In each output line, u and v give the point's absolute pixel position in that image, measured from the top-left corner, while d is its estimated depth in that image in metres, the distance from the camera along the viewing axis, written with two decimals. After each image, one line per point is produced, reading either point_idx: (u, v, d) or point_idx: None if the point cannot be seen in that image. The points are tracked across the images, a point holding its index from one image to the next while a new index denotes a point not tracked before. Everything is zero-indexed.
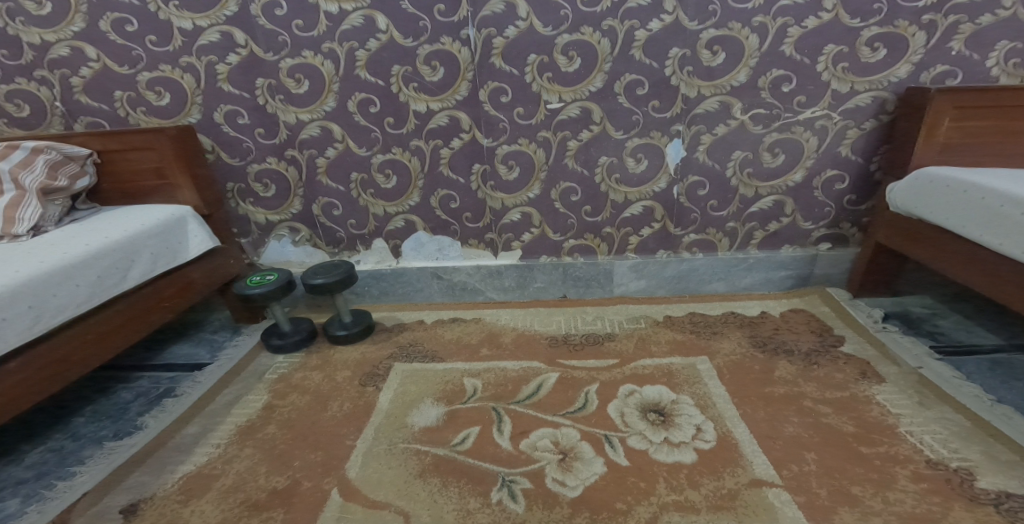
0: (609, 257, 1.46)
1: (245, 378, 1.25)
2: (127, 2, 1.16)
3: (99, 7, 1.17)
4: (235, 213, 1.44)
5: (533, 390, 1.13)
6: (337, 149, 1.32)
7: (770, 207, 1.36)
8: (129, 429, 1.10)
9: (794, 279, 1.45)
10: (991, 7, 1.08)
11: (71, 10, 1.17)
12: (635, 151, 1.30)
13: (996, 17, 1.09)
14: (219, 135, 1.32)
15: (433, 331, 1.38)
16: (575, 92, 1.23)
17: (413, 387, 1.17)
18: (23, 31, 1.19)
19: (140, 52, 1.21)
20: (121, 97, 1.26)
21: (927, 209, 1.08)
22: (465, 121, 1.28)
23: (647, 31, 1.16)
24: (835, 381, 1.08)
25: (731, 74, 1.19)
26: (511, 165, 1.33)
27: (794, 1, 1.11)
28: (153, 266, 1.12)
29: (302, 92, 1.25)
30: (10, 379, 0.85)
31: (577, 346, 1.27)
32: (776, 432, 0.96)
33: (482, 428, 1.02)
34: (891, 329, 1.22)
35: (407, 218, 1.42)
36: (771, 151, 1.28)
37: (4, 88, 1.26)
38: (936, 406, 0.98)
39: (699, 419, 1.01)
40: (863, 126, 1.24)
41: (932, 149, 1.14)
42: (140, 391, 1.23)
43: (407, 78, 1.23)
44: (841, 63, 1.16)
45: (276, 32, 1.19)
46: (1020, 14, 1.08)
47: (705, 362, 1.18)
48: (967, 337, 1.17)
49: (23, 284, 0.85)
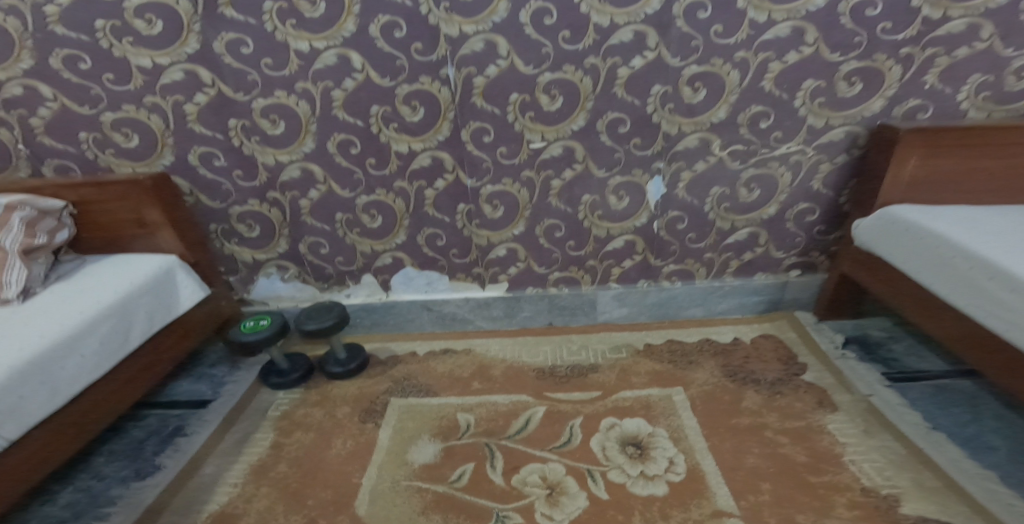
0: (593, 287, 1.49)
1: (250, 416, 1.31)
2: (76, 38, 1.11)
3: (47, 43, 1.11)
4: (221, 253, 1.43)
5: (523, 424, 1.21)
6: (319, 190, 1.31)
7: (745, 239, 1.41)
8: (149, 468, 1.17)
9: (766, 303, 1.52)
10: (969, 40, 1.13)
11: (17, 47, 1.11)
12: (618, 188, 1.31)
13: (973, 50, 1.15)
14: (196, 177, 1.30)
15: (426, 364, 1.43)
16: (558, 131, 1.23)
17: (410, 423, 1.24)
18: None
19: (99, 91, 1.18)
20: (86, 138, 1.24)
21: (889, 251, 1.16)
22: (448, 162, 1.27)
23: (629, 68, 1.16)
24: (795, 411, 1.19)
25: (711, 111, 1.21)
26: (495, 204, 1.33)
27: (775, 36, 1.12)
28: (149, 324, 1.13)
29: (278, 133, 1.24)
30: (34, 449, 0.90)
31: (563, 379, 1.34)
32: (739, 464, 1.08)
33: (476, 464, 1.12)
34: (849, 356, 1.32)
35: (395, 255, 1.43)
36: (748, 186, 1.32)
37: None
38: (879, 434, 1.11)
39: (672, 451, 1.12)
40: (836, 161, 1.28)
41: (897, 187, 1.20)
42: (151, 429, 1.29)
43: (387, 118, 1.22)
44: (818, 98, 1.20)
45: (244, 71, 1.16)
46: (995, 47, 1.14)
47: (680, 393, 1.27)
48: (919, 362, 1.29)
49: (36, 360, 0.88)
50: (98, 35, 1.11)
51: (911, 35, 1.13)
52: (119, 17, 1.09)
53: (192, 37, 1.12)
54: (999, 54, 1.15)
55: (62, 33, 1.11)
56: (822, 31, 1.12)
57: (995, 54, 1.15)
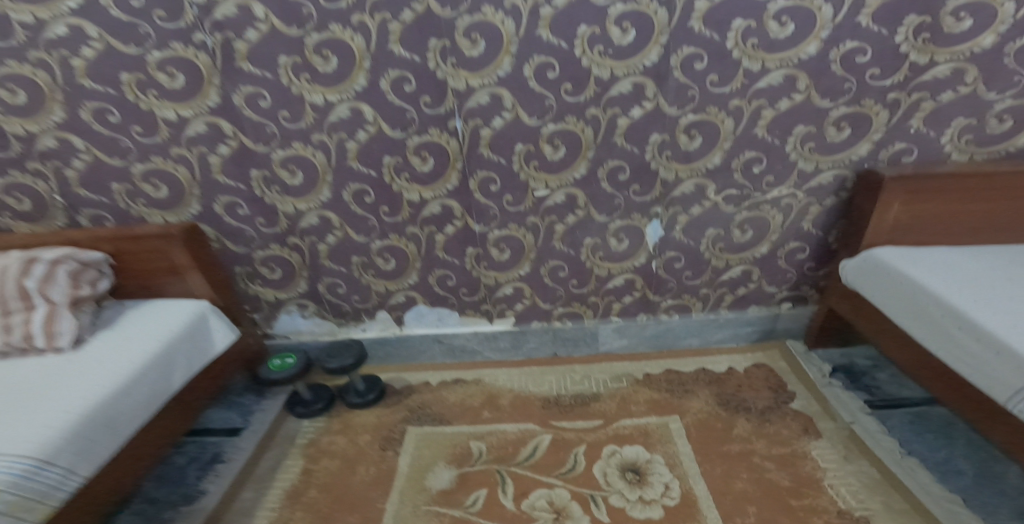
0: (595, 320, 1.59)
1: (279, 443, 1.42)
2: (102, 91, 1.16)
3: (76, 96, 1.17)
4: (246, 293, 1.52)
5: (531, 451, 1.32)
6: (336, 236, 1.40)
7: (738, 275, 1.49)
8: (194, 493, 1.29)
9: (758, 333, 1.62)
10: (953, 85, 1.19)
11: (47, 100, 1.17)
12: (618, 232, 1.39)
13: (957, 94, 1.20)
14: (221, 224, 1.38)
15: (439, 394, 1.53)
16: (560, 179, 1.30)
17: (427, 451, 1.36)
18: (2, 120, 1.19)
19: (129, 143, 1.24)
20: (118, 189, 1.31)
21: (871, 292, 1.25)
22: (458, 209, 1.35)
23: (629, 118, 1.22)
24: (782, 437, 1.30)
25: (706, 157, 1.28)
26: (502, 247, 1.41)
27: (768, 85, 1.18)
28: (189, 367, 1.24)
29: (296, 183, 1.31)
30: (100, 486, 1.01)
31: (567, 408, 1.44)
32: (729, 488, 1.19)
33: (488, 490, 1.23)
34: (835, 384, 1.42)
35: (407, 294, 1.52)
36: (742, 227, 1.39)
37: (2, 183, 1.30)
38: (857, 460, 1.22)
39: (668, 477, 1.23)
40: (824, 202, 1.36)
41: (881, 231, 1.28)
42: (191, 455, 1.40)
43: (398, 169, 1.29)
44: (808, 143, 1.27)
45: (264, 123, 1.22)
46: (977, 91, 1.20)
47: (677, 421, 1.37)
48: (899, 391, 1.39)
49: (101, 405, 0.99)
50: (123, 88, 1.16)
51: (898, 80, 1.18)
52: (143, 71, 1.14)
53: (213, 91, 1.18)
54: (981, 99, 1.21)
55: (89, 87, 1.16)
56: (813, 79, 1.18)
57: (977, 99, 1.21)
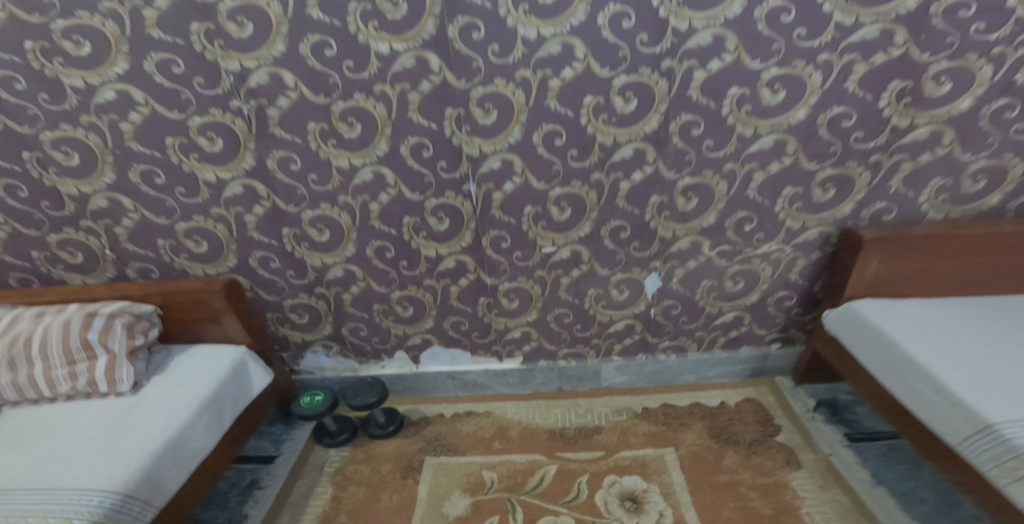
0: (597, 359, 1.72)
1: (310, 471, 1.58)
2: (149, 155, 1.26)
3: (125, 159, 1.27)
4: (276, 334, 1.65)
5: (539, 480, 1.47)
6: (360, 286, 1.52)
7: (730, 320, 1.61)
8: (238, 516, 1.44)
9: (749, 370, 1.75)
10: (932, 147, 1.28)
11: (99, 162, 1.27)
12: (620, 284, 1.51)
13: (934, 155, 1.29)
14: (256, 276, 1.51)
15: (453, 426, 1.68)
16: (566, 237, 1.41)
17: (443, 479, 1.50)
18: (58, 181, 1.30)
19: (173, 203, 1.35)
20: (163, 245, 1.43)
21: (850, 340, 1.37)
22: (471, 264, 1.47)
23: (630, 181, 1.32)
24: (766, 468, 1.44)
25: (702, 217, 1.39)
26: (512, 297, 1.54)
27: (759, 149, 1.28)
28: (235, 408, 1.37)
29: (324, 240, 1.42)
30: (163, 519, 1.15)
31: (571, 440, 1.59)
32: (716, 516, 1.33)
33: (500, 517, 1.37)
34: (817, 419, 1.56)
35: (424, 336, 1.65)
36: (734, 278, 1.51)
37: (56, 238, 1.42)
38: (833, 490, 1.36)
39: (662, 505, 1.36)
40: (810, 256, 1.47)
41: (861, 284, 1.39)
42: (231, 481, 1.55)
43: (417, 228, 1.40)
44: (795, 204, 1.37)
45: (294, 185, 1.32)
46: (953, 152, 1.29)
47: (672, 453, 1.51)
48: (875, 424, 1.52)
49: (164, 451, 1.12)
50: (168, 152, 1.26)
51: (880, 143, 1.27)
52: (185, 135, 1.23)
53: (249, 155, 1.27)
54: (957, 159, 1.30)
55: (138, 149, 1.26)
56: (802, 143, 1.27)
57: (953, 159, 1.30)
